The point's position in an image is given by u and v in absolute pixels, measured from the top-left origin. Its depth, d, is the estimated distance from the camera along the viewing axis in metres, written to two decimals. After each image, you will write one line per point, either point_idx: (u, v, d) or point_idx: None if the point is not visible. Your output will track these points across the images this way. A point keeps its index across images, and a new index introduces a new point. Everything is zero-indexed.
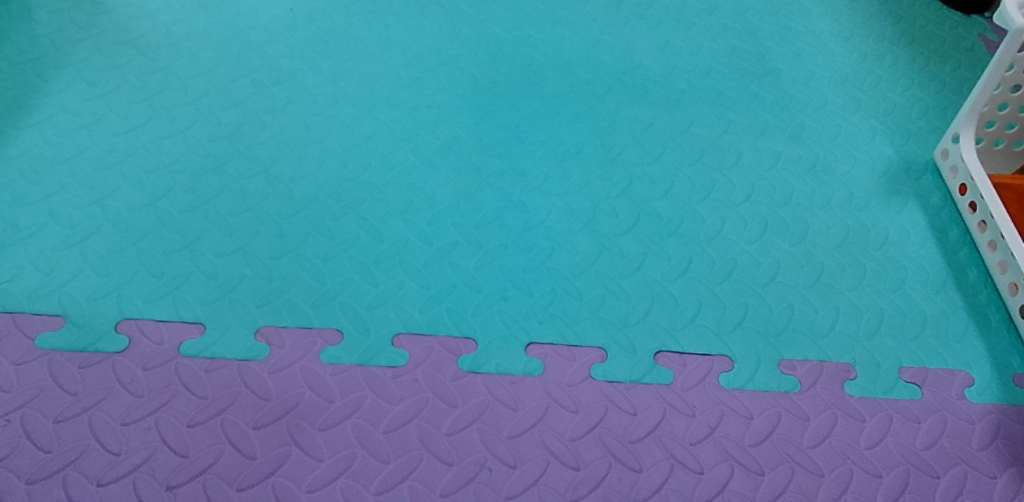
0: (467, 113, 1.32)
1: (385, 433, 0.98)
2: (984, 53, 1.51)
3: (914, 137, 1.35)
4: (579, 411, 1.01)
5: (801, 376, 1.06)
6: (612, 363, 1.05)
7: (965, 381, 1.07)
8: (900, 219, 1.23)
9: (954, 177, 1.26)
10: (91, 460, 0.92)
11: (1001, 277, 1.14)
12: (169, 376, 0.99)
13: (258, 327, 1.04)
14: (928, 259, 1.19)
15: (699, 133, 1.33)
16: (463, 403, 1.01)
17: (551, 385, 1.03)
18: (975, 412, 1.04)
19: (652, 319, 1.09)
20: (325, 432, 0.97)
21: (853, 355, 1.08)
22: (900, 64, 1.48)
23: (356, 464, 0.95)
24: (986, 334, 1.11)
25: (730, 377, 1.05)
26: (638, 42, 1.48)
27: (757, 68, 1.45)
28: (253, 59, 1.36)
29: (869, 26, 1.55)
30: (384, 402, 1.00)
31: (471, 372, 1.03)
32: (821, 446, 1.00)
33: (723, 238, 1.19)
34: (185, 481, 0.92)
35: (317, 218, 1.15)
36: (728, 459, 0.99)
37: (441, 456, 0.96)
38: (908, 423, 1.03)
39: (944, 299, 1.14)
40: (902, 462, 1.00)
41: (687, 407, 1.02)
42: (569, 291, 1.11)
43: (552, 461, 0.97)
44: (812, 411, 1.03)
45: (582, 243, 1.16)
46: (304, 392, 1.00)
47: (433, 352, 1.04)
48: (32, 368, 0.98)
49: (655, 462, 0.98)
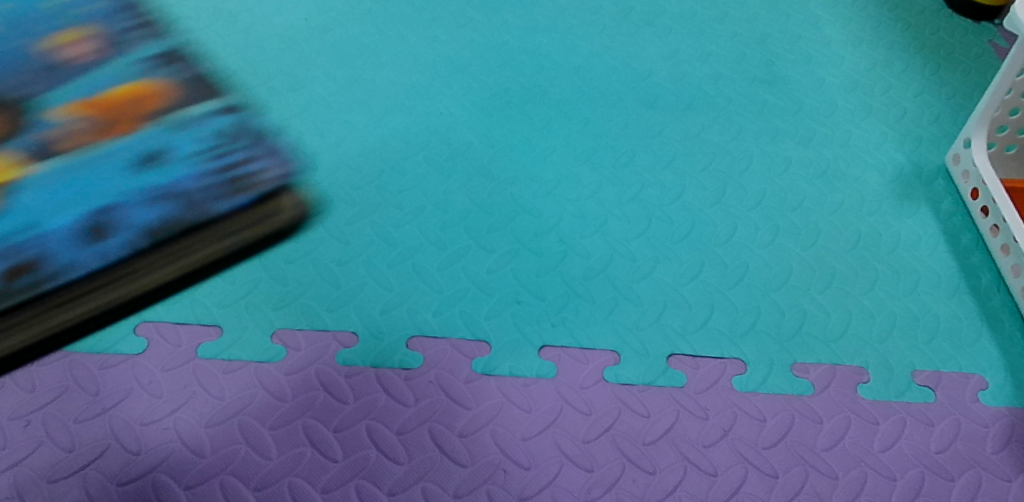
0: (479, 119, 1.33)
1: (400, 434, 0.99)
2: (994, 59, 1.52)
3: (925, 143, 1.36)
4: (592, 413, 1.02)
5: (814, 379, 1.06)
6: (625, 365, 1.06)
7: (979, 384, 1.07)
8: (911, 223, 1.24)
9: (965, 182, 1.26)
10: (111, 460, 0.94)
11: (1015, 281, 1.15)
12: (187, 377, 1.01)
13: (276, 330, 1.06)
14: (939, 263, 1.19)
15: (710, 139, 1.34)
16: (476, 405, 1.01)
17: (564, 387, 1.03)
18: (989, 415, 1.04)
19: (664, 322, 1.10)
20: (339, 433, 0.98)
21: (865, 358, 1.08)
22: (910, 71, 1.48)
23: (371, 465, 0.96)
24: (1000, 338, 1.12)
25: (743, 379, 1.06)
26: (648, 49, 1.49)
27: (767, 75, 1.46)
28: (268, 68, 1.38)
29: (879, 32, 1.56)
30: (397, 404, 1.01)
31: (484, 375, 1.04)
32: (834, 448, 1.01)
33: (734, 241, 1.19)
34: (202, 481, 0.93)
35: (331, 222, 1.17)
36: (741, 461, 0.99)
37: (455, 457, 0.97)
38: (921, 426, 1.03)
39: (957, 303, 1.15)
40: (916, 464, 1.00)
41: (701, 410, 1.03)
42: (582, 294, 1.12)
43: (566, 463, 0.98)
44: (825, 413, 1.03)
45: (594, 248, 1.17)
46: (319, 393, 1.01)
47: (447, 354, 1.05)
48: (54, 370, 1.00)
49: (668, 464, 0.98)
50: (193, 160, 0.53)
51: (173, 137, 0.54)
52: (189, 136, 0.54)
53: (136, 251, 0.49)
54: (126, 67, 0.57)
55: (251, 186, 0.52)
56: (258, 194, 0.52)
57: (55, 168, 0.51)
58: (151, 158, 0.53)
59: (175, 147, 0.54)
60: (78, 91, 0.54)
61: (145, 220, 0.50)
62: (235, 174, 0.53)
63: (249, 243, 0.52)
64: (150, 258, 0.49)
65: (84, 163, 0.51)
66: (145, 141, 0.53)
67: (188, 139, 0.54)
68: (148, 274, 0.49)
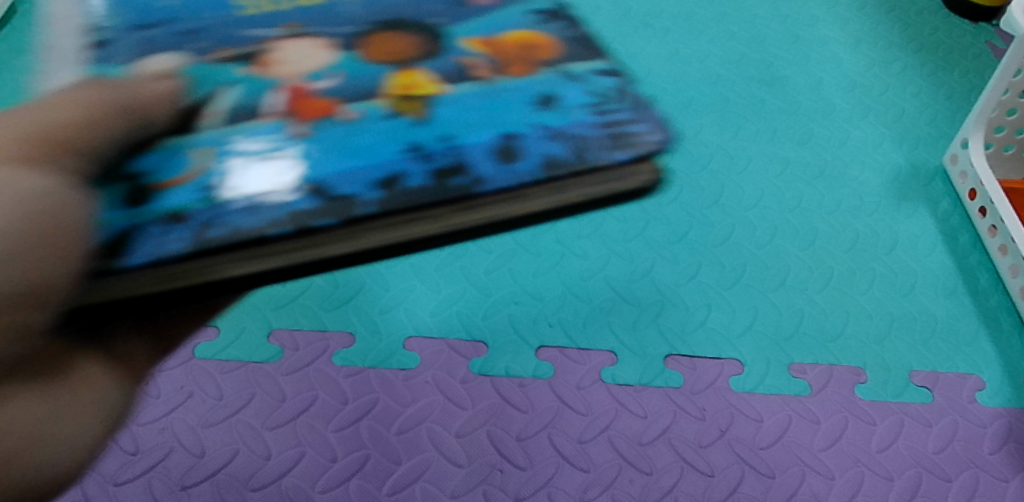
0: None
1: (398, 434, 0.99)
2: (991, 60, 1.52)
3: (922, 143, 1.36)
4: (589, 413, 1.02)
5: (811, 379, 1.06)
6: (622, 366, 1.06)
7: (976, 384, 1.07)
8: (909, 223, 1.24)
9: (963, 182, 1.26)
10: (107, 460, 0.94)
11: (1013, 281, 1.15)
12: (184, 377, 1.01)
13: (273, 331, 1.06)
14: (937, 263, 1.19)
15: (709, 140, 1.34)
16: (474, 406, 1.01)
17: (562, 387, 1.04)
18: (987, 415, 1.04)
19: (661, 323, 1.10)
20: (337, 434, 0.98)
21: (863, 359, 1.08)
22: (908, 71, 1.48)
23: (369, 465, 0.96)
24: (997, 338, 1.12)
25: (740, 379, 1.06)
26: (647, 50, 1.48)
27: (765, 75, 1.46)
28: None
29: (877, 33, 1.56)
30: (395, 404, 1.01)
31: (482, 375, 1.04)
32: (832, 448, 1.01)
33: (731, 241, 1.19)
34: (199, 481, 0.93)
35: None
36: (739, 461, 0.99)
37: (453, 458, 0.97)
38: (919, 426, 1.03)
39: (955, 303, 1.15)
40: (914, 464, 1.00)
41: (698, 410, 1.03)
42: (580, 295, 1.12)
43: (564, 464, 0.98)
44: (822, 414, 1.03)
45: (592, 248, 1.17)
46: (316, 394, 1.01)
47: (444, 355, 1.05)
48: None
49: (666, 464, 0.98)
50: (582, 110, 0.59)
51: (587, 80, 0.61)
52: (576, 89, 0.60)
53: (369, 213, 0.51)
54: (524, 17, 0.66)
55: (586, 158, 0.56)
56: (636, 153, 0.56)
57: (468, 90, 0.59)
58: (546, 101, 0.59)
59: (569, 98, 0.60)
60: (484, 30, 0.63)
61: (479, 145, 0.55)
62: (618, 131, 0.57)
63: (576, 201, 0.56)
64: (493, 196, 0.54)
65: (490, 91, 0.59)
66: (542, 85, 0.60)
67: (578, 90, 0.60)
68: (411, 229, 0.53)
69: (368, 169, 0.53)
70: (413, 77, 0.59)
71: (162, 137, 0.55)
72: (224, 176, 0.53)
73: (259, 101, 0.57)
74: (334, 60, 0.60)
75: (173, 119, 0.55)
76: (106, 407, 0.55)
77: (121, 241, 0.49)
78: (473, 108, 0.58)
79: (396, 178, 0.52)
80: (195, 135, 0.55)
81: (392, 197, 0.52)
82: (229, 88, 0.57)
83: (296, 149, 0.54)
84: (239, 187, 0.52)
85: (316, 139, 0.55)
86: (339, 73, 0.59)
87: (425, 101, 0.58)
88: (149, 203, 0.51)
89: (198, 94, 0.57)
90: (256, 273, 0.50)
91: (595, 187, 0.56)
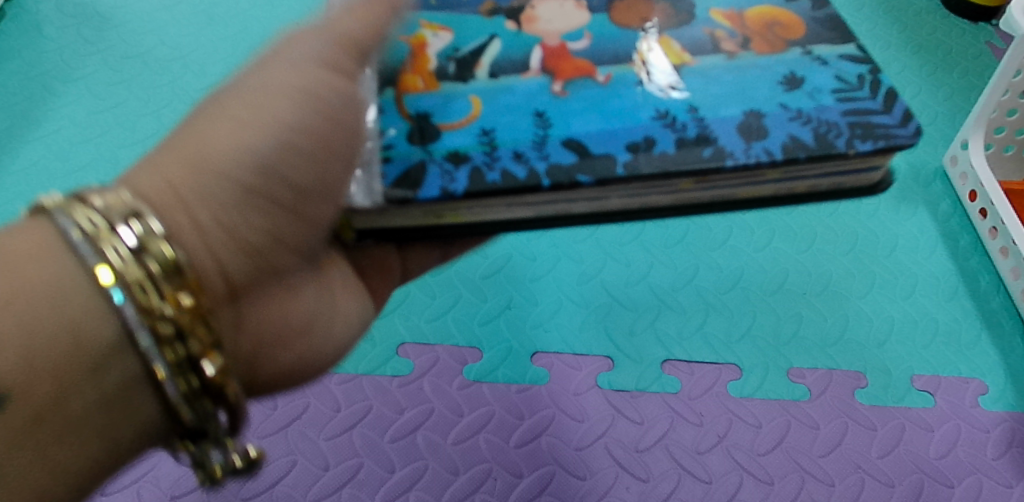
0: None
1: (392, 442, 0.97)
2: (992, 60, 1.51)
3: (922, 144, 1.35)
4: (586, 420, 1.00)
5: (810, 384, 1.05)
6: (619, 371, 1.04)
7: (978, 388, 1.05)
8: (909, 225, 1.22)
9: (963, 184, 1.25)
10: None
11: (1015, 283, 1.13)
12: None
13: None
14: (938, 266, 1.18)
15: None
16: (469, 413, 1.00)
17: (557, 393, 1.02)
18: (990, 420, 1.03)
19: (658, 327, 1.09)
20: (329, 442, 0.97)
21: (862, 363, 1.07)
22: (907, 72, 1.47)
23: (361, 473, 0.95)
24: (1000, 341, 1.10)
25: (738, 385, 1.04)
26: None
27: None
28: None
29: (875, 33, 1.54)
30: (389, 411, 1.00)
31: (476, 382, 1.03)
32: (831, 454, 0.99)
33: (730, 245, 1.18)
34: (189, 490, 0.92)
35: None
36: (737, 468, 0.97)
37: (447, 466, 0.96)
38: (920, 431, 1.01)
39: (956, 305, 1.13)
40: (915, 470, 0.98)
41: (696, 416, 1.01)
42: (575, 300, 1.10)
43: (558, 471, 0.96)
44: (821, 419, 1.02)
45: (587, 252, 1.16)
46: (308, 402, 1.00)
47: (439, 361, 1.04)
48: None
49: (663, 472, 0.96)
50: (829, 94, 0.64)
51: (834, 64, 0.66)
52: (826, 75, 0.65)
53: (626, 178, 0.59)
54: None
55: (828, 144, 0.60)
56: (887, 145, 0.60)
57: (717, 63, 0.66)
58: (792, 82, 0.65)
59: (816, 81, 0.65)
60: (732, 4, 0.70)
61: (732, 118, 0.62)
62: (873, 121, 0.61)
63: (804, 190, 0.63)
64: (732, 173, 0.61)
65: (739, 66, 0.66)
66: (790, 68, 0.66)
67: (825, 75, 0.65)
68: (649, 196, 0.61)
69: (624, 136, 0.61)
70: (662, 46, 0.67)
71: (443, 82, 0.65)
72: (502, 127, 0.62)
73: (526, 58, 0.66)
74: (591, 31, 0.68)
75: (445, 74, 0.66)
76: (360, 316, 0.68)
77: (409, 173, 0.59)
78: (723, 79, 0.65)
79: (649, 145, 0.60)
80: (474, 83, 0.65)
81: (640, 164, 0.59)
82: (490, 49, 0.67)
83: (561, 108, 0.63)
84: (516, 146, 0.61)
85: (575, 100, 0.64)
86: (599, 37, 0.68)
87: (673, 66, 0.66)
88: (434, 141, 0.61)
89: (472, 48, 0.67)
90: (522, 218, 0.62)
91: (825, 179, 0.63)
